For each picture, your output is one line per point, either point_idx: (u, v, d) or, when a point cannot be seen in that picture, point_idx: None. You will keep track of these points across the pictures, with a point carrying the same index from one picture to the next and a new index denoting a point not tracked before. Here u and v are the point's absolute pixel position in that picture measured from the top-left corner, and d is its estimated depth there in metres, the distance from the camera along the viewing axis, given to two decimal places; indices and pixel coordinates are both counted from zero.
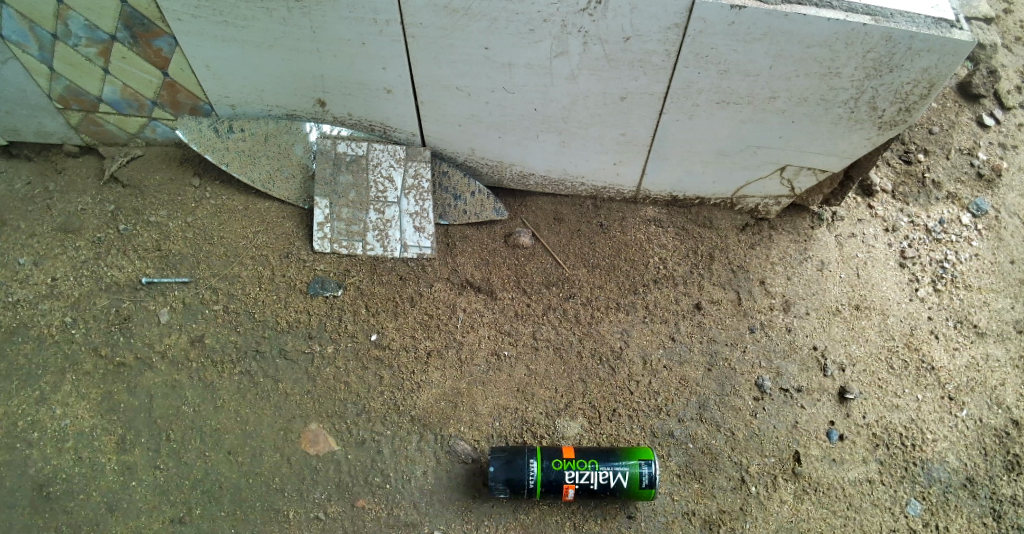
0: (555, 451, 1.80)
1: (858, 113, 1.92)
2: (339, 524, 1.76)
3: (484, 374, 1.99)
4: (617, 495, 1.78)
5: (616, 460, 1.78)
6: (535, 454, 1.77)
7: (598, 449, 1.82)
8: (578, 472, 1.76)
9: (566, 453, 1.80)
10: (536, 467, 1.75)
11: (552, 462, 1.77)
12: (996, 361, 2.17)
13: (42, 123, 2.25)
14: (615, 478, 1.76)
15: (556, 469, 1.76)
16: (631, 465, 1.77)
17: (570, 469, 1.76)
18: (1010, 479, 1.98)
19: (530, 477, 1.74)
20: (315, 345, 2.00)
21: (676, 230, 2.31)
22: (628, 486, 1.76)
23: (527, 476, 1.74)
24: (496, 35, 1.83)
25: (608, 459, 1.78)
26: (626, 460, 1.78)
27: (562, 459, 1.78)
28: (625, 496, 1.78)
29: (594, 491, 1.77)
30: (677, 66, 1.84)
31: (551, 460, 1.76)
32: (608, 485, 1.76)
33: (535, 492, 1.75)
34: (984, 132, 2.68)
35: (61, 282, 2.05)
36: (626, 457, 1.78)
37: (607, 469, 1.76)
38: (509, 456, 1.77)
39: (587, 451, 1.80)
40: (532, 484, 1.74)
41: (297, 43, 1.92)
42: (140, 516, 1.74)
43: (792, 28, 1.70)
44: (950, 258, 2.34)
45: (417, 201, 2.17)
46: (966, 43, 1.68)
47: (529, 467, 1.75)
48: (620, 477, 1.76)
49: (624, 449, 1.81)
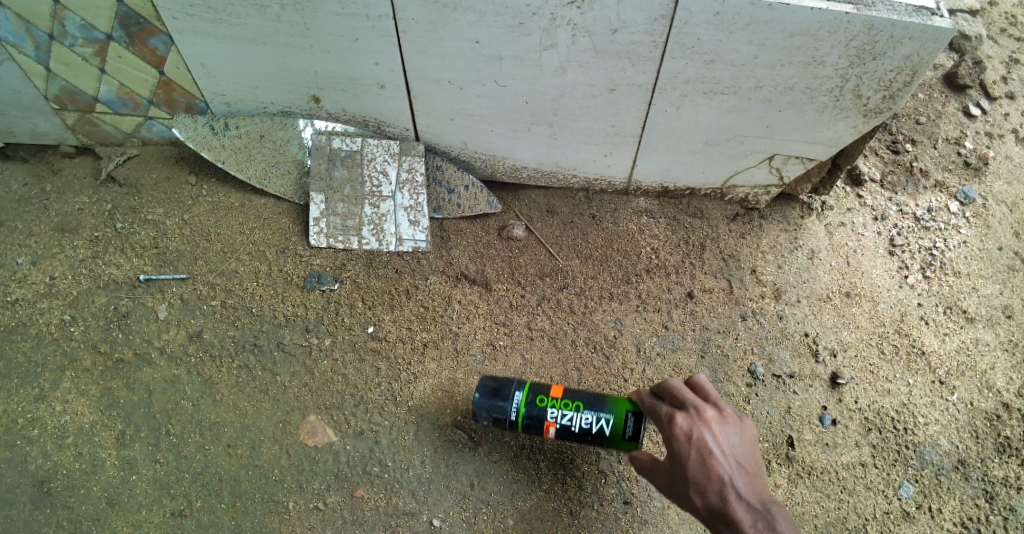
0: (544, 388, 1.77)
1: (842, 101, 1.95)
2: (338, 514, 1.78)
3: (480, 364, 2.01)
4: (603, 443, 1.72)
5: (605, 405, 1.72)
6: (521, 389, 1.77)
7: (593, 393, 1.77)
8: (561, 412, 1.73)
9: (554, 393, 1.76)
10: (521, 401, 1.75)
11: (537, 399, 1.75)
12: (986, 345, 2.20)
13: (39, 124, 2.27)
14: (597, 425, 1.71)
15: (540, 406, 1.74)
16: (622, 411, 1.70)
17: (554, 407, 1.74)
18: (1000, 461, 2.02)
19: (512, 411, 1.74)
20: (313, 338, 2.02)
21: (668, 221, 2.34)
22: (614, 435, 1.70)
23: (509, 407, 1.74)
24: (487, 29, 1.86)
25: (598, 403, 1.73)
26: (618, 405, 1.72)
27: (549, 397, 1.75)
28: (614, 446, 1.71)
29: (576, 434, 1.73)
30: (664, 56, 1.87)
31: (536, 397, 1.74)
32: (593, 431, 1.71)
33: (516, 428, 1.76)
34: (970, 122, 2.72)
35: (60, 281, 2.07)
36: (612, 406, 1.72)
37: (590, 414, 1.71)
38: (496, 386, 1.78)
39: (578, 393, 1.76)
40: (514, 419, 1.74)
41: (289, 40, 1.95)
42: (140, 510, 1.76)
43: (776, 18, 1.73)
44: (938, 245, 2.38)
45: (411, 195, 2.20)
46: (947, 30, 1.71)
47: (513, 401, 1.75)
48: (607, 423, 1.70)
49: (614, 397, 1.74)
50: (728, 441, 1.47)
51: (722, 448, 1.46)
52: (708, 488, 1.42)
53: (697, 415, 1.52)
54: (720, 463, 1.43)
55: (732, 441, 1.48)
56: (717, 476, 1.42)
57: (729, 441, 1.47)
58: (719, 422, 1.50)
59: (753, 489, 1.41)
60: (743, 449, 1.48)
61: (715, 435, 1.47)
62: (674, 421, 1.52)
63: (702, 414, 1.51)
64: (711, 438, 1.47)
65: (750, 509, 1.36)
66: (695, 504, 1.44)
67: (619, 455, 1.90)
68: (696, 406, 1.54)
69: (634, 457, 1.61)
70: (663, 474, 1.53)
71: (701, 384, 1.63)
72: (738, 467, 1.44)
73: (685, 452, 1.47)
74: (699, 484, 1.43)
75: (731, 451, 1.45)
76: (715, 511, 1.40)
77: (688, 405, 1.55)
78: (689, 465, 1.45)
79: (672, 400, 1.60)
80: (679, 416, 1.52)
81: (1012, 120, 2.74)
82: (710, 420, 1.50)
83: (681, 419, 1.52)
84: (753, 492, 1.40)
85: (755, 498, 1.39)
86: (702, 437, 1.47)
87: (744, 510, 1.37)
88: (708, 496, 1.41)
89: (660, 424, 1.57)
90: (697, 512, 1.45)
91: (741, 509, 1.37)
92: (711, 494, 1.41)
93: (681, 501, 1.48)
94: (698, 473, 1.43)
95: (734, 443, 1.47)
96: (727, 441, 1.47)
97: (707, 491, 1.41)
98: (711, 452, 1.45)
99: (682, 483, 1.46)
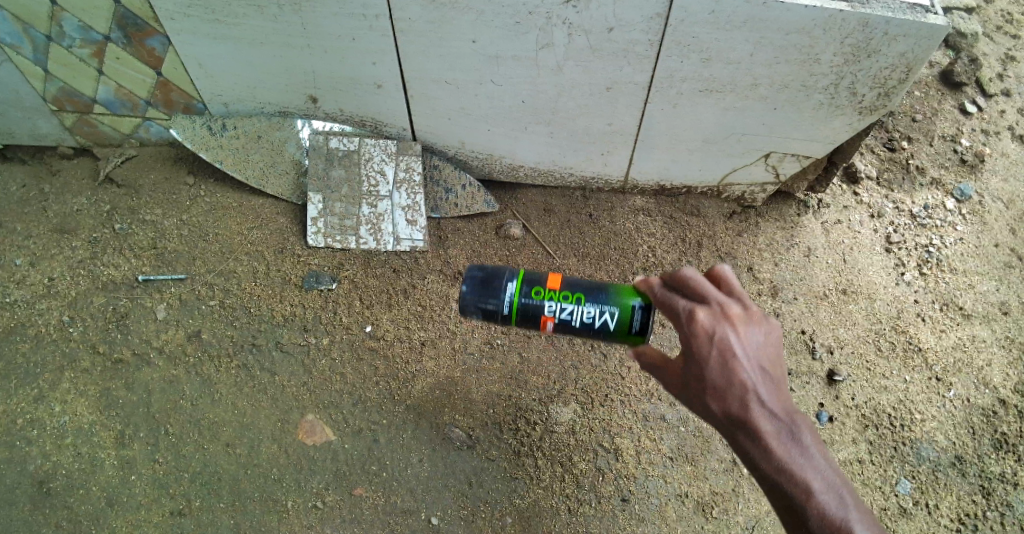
0: (540, 277, 1.43)
1: (839, 99, 1.96)
2: (337, 512, 1.79)
3: (477, 362, 2.02)
4: (611, 339, 1.43)
5: (615, 296, 1.41)
6: (512, 278, 1.42)
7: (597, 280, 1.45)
8: (559, 305, 1.41)
9: (552, 283, 1.42)
10: (513, 295, 1.41)
11: (533, 292, 1.41)
12: (982, 341, 2.21)
13: (37, 125, 2.28)
14: (603, 320, 1.40)
15: (536, 300, 1.40)
16: (636, 302, 1.40)
17: (554, 300, 1.41)
18: (997, 457, 2.03)
19: (503, 305, 1.41)
20: (311, 338, 2.03)
21: (664, 219, 2.35)
22: (621, 331, 1.40)
23: (498, 301, 1.41)
24: (483, 28, 1.86)
25: (606, 294, 1.41)
26: (629, 295, 1.40)
27: (547, 288, 1.41)
28: (623, 342, 1.43)
29: (576, 330, 1.43)
30: (661, 55, 1.88)
31: (531, 288, 1.40)
32: (601, 327, 1.40)
33: (509, 322, 1.43)
34: (966, 119, 2.72)
35: (59, 281, 2.07)
36: (619, 296, 1.41)
37: (593, 307, 1.40)
38: (480, 275, 1.43)
39: (581, 282, 1.43)
40: (506, 314, 1.41)
41: (287, 40, 1.95)
42: (139, 510, 1.76)
43: (772, 16, 1.73)
44: (935, 242, 2.39)
45: (409, 194, 2.21)
46: (941, 27, 1.72)
47: (504, 293, 1.41)
48: (618, 317, 1.40)
49: (619, 286, 1.43)
50: (757, 342, 1.10)
51: (749, 349, 1.09)
52: (731, 399, 1.07)
53: (721, 308, 1.13)
54: (746, 367, 1.08)
55: (760, 342, 1.11)
56: (742, 385, 1.07)
57: (756, 342, 1.10)
58: (749, 320, 1.12)
59: (782, 395, 1.08)
60: (773, 354, 1.11)
61: (740, 336, 1.10)
62: (692, 315, 1.13)
63: (728, 307, 1.12)
64: (737, 340, 1.10)
65: (775, 421, 1.05)
66: (711, 414, 1.11)
67: (617, 452, 1.91)
68: (720, 297, 1.14)
69: (639, 352, 1.25)
70: (669, 374, 1.20)
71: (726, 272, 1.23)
72: (768, 374, 1.09)
73: (704, 352, 1.10)
74: (719, 392, 1.08)
75: (757, 354, 1.09)
76: (739, 426, 1.07)
77: (708, 296, 1.15)
78: (707, 370, 1.09)
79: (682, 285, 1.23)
80: (698, 307, 1.14)
81: (1008, 117, 2.74)
82: (734, 316, 1.12)
83: (701, 312, 1.13)
84: (787, 409, 1.07)
85: (786, 414, 1.06)
86: (726, 336, 1.10)
87: (771, 426, 1.05)
88: (727, 405, 1.08)
89: (669, 315, 1.20)
90: (711, 422, 1.13)
91: (768, 423, 1.05)
92: (733, 406, 1.07)
93: (689, 407, 1.16)
94: (719, 379, 1.08)
95: (762, 345, 1.11)
96: (756, 341, 1.10)
97: (726, 399, 1.07)
98: (736, 353, 1.08)
99: (696, 388, 1.12)
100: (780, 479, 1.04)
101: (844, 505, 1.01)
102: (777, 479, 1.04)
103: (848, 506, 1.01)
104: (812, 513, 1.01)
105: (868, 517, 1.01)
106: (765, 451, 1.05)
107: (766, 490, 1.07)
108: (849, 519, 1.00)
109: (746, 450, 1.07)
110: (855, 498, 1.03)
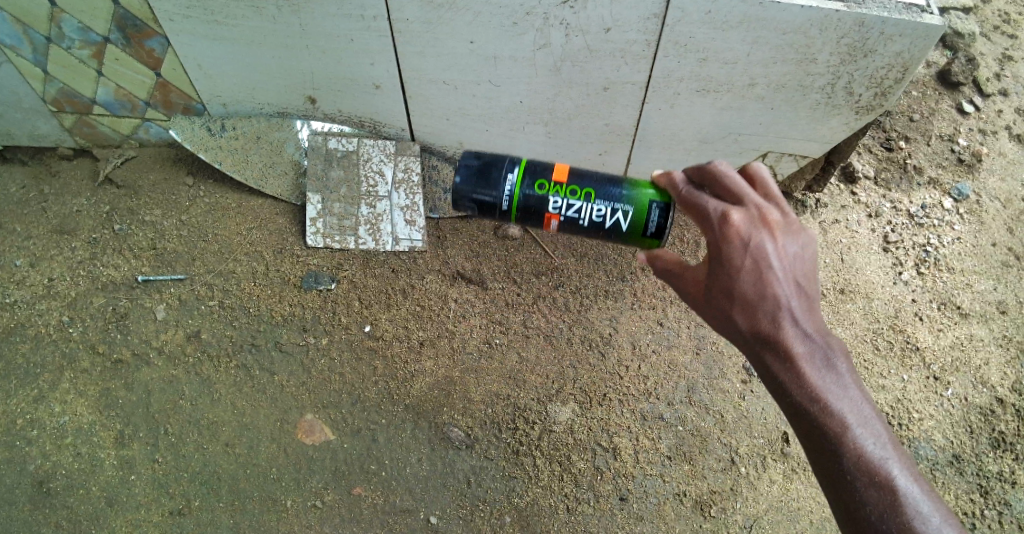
0: (545, 171, 1.43)
1: (835, 99, 1.97)
2: (336, 512, 1.79)
3: (476, 362, 2.02)
4: (613, 238, 1.45)
5: (622, 194, 1.41)
6: (516, 170, 1.43)
7: (604, 177, 1.44)
8: (566, 201, 1.42)
9: (558, 177, 1.43)
10: (515, 188, 1.42)
11: (537, 186, 1.42)
12: (980, 340, 2.21)
13: (37, 126, 2.28)
14: (612, 218, 1.41)
15: (539, 194, 1.41)
16: (642, 201, 1.40)
17: (557, 196, 1.42)
18: (995, 456, 2.03)
19: (504, 199, 1.43)
20: (310, 337, 2.03)
21: None
22: (630, 231, 1.42)
23: (500, 195, 1.43)
24: (481, 29, 1.87)
25: (613, 191, 1.42)
26: (636, 194, 1.41)
27: (552, 183, 1.42)
28: (625, 241, 1.45)
29: (583, 228, 1.45)
30: (658, 55, 1.88)
31: (536, 181, 1.41)
32: (603, 226, 1.42)
33: (508, 218, 1.46)
34: (963, 119, 2.72)
35: (58, 282, 2.08)
36: (631, 194, 1.41)
37: (603, 203, 1.41)
38: (484, 168, 1.44)
39: (588, 177, 1.44)
40: (506, 209, 1.44)
41: (286, 41, 1.96)
42: (139, 509, 1.77)
43: (768, 16, 1.74)
44: (932, 242, 2.39)
45: (407, 194, 2.22)
46: (937, 26, 1.72)
47: (506, 185, 1.42)
48: (621, 216, 1.41)
49: (633, 183, 1.43)
50: (791, 253, 1.11)
51: (784, 259, 1.10)
52: (763, 312, 1.09)
53: (757, 217, 1.13)
54: (780, 278, 1.09)
55: (796, 254, 1.12)
56: (775, 298, 1.09)
57: (792, 253, 1.11)
58: (784, 229, 1.12)
59: (813, 313, 1.10)
60: (806, 268, 1.12)
61: (778, 246, 1.11)
62: (728, 220, 1.12)
63: (764, 216, 1.12)
64: (773, 249, 1.10)
65: (804, 335, 1.08)
66: (736, 327, 1.12)
67: (615, 451, 1.91)
68: (756, 205, 1.14)
69: (653, 255, 1.26)
70: (691, 282, 1.20)
71: (759, 175, 1.22)
72: (800, 288, 1.10)
73: (738, 261, 1.10)
74: (751, 305, 1.09)
75: (792, 266, 1.11)
76: (768, 341, 1.09)
77: (747, 203, 1.15)
78: (740, 280, 1.10)
79: (712, 188, 1.21)
80: (734, 212, 1.13)
81: (1005, 116, 2.75)
82: (773, 224, 1.12)
83: (738, 219, 1.12)
84: (815, 326, 1.09)
85: (815, 332, 1.09)
86: (762, 246, 1.10)
87: (801, 343, 1.08)
88: (758, 316, 1.09)
89: (698, 219, 1.18)
90: (734, 335, 1.14)
91: (798, 340, 1.08)
92: (765, 320, 1.09)
93: (711, 319, 1.17)
94: (752, 291, 1.09)
95: (797, 257, 1.12)
96: (790, 251, 1.11)
97: (758, 308, 1.08)
98: (771, 264, 1.09)
99: (725, 300, 1.12)
100: (806, 400, 1.07)
101: (866, 427, 1.05)
102: (802, 400, 1.07)
103: (868, 427, 1.06)
104: (836, 434, 1.05)
105: (889, 439, 1.05)
106: (792, 369, 1.08)
107: (785, 408, 1.10)
108: (870, 440, 1.04)
109: (770, 367, 1.10)
110: (875, 419, 1.07)
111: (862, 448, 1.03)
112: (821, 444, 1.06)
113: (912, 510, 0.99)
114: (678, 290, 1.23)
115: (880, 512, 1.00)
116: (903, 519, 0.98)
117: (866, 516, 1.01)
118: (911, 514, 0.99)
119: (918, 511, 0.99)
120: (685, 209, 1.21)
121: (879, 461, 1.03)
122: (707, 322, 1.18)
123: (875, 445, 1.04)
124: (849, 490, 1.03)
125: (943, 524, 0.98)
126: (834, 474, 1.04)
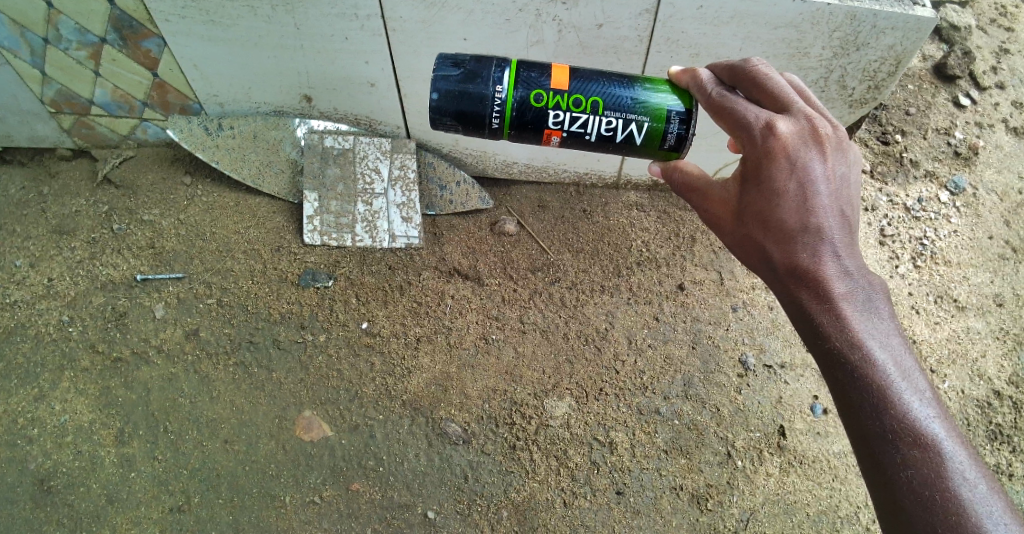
0: (540, 78, 1.31)
1: (828, 92, 1.98)
2: (335, 507, 1.81)
3: (473, 357, 2.03)
4: (619, 151, 1.37)
5: (630, 103, 1.32)
6: (507, 77, 1.30)
7: (608, 82, 1.33)
8: (568, 113, 1.31)
9: (555, 86, 1.31)
10: (507, 97, 1.30)
11: (532, 96, 1.30)
12: (976, 333, 2.22)
13: (35, 128, 2.30)
14: (623, 130, 1.33)
15: (537, 106, 1.30)
16: (653, 110, 1.31)
17: (558, 109, 1.31)
18: (992, 448, 2.04)
19: (495, 113, 1.30)
20: (307, 335, 2.04)
21: (658, 214, 2.36)
22: (640, 144, 1.34)
23: (490, 110, 1.30)
24: (474, 26, 1.88)
25: (620, 99, 1.32)
26: (646, 102, 1.31)
27: (550, 92, 1.30)
28: (632, 154, 1.38)
29: (586, 143, 1.36)
30: (650, 51, 1.89)
31: (533, 92, 1.29)
32: (608, 139, 1.34)
33: (501, 135, 1.35)
34: (960, 112, 2.71)
35: (58, 282, 2.09)
36: (642, 100, 1.32)
37: (612, 114, 1.32)
38: (469, 76, 1.30)
39: (591, 83, 1.32)
40: (497, 125, 1.32)
41: (281, 40, 1.97)
42: (140, 506, 1.78)
43: (759, 10, 1.75)
44: (929, 234, 2.40)
45: (404, 192, 2.23)
46: (929, 19, 1.73)
47: (497, 95, 1.29)
48: (630, 129, 1.33)
49: (643, 86, 1.33)
50: (837, 175, 1.11)
51: (829, 182, 1.10)
52: (802, 237, 1.08)
53: (805, 131, 1.12)
54: (824, 204, 1.09)
55: (841, 178, 1.11)
56: (817, 226, 1.08)
57: (837, 178, 1.11)
58: (833, 147, 1.12)
59: (854, 247, 1.09)
60: (848, 195, 1.12)
61: (825, 166, 1.10)
62: (774, 132, 1.12)
63: (814, 130, 1.12)
64: (821, 170, 1.10)
65: (845, 265, 1.07)
66: (773, 256, 1.11)
67: (611, 446, 1.92)
68: (805, 118, 1.13)
69: (673, 170, 1.28)
70: (722, 205, 1.20)
71: (802, 87, 1.23)
72: (843, 216, 1.09)
73: (781, 179, 1.10)
74: (790, 231, 1.09)
75: (837, 190, 1.10)
76: (806, 271, 1.07)
77: (797, 119, 1.14)
78: (781, 201, 1.10)
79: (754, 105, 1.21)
80: (780, 124, 1.12)
81: (1002, 109, 2.74)
82: (823, 141, 1.11)
83: (784, 132, 1.12)
84: (857, 261, 1.08)
85: (856, 267, 1.07)
86: (808, 165, 1.10)
87: (840, 275, 1.06)
88: (798, 242, 1.09)
89: (739, 132, 1.17)
90: (767, 264, 1.13)
91: (838, 273, 1.06)
92: (804, 247, 1.08)
93: (745, 247, 1.16)
94: (794, 214, 1.09)
95: (842, 180, 1.11)
96: (836, 172, 1.11)
97: (799, 234, 1.08)
98: (816, 185, 1.09)
99: (762, 223, 1.12)
100: (844, 342, 1.03)
101: (910, 381, 1.00)
102: (839, 341, 1.03)
103: (911, 379, 1.00)
104: (876, 383, 0.99)
105: (934, 398, 0.99)
106: (829, 303, 1.05)
107: (818, 350, 1.06)
108: (914, 395, 0.98)
109: (807, 301, 1.07)
110: (919, 374, 1.02)
111: (905, 403, 0.98)
112: (857, 394, 1.00)
113: (955, 474, 0.93)
114: (707, 213, 1.23)
115: (919, 475, 0.94)
116: (945, 485, 0.92)
117: (902, 478, 0.94)
118: (955, 479, 0.92)
119: (964, 477, 0.93)
120: (721, 118, 1.21)
121: (923, 419, 0.97)
122: (739, 249, 1.18)
123: (919, 401, 0.98)
124: (889, 449, 0.96)
125: (988, 494, 0.92)
126: (870, 427, 0.98)
